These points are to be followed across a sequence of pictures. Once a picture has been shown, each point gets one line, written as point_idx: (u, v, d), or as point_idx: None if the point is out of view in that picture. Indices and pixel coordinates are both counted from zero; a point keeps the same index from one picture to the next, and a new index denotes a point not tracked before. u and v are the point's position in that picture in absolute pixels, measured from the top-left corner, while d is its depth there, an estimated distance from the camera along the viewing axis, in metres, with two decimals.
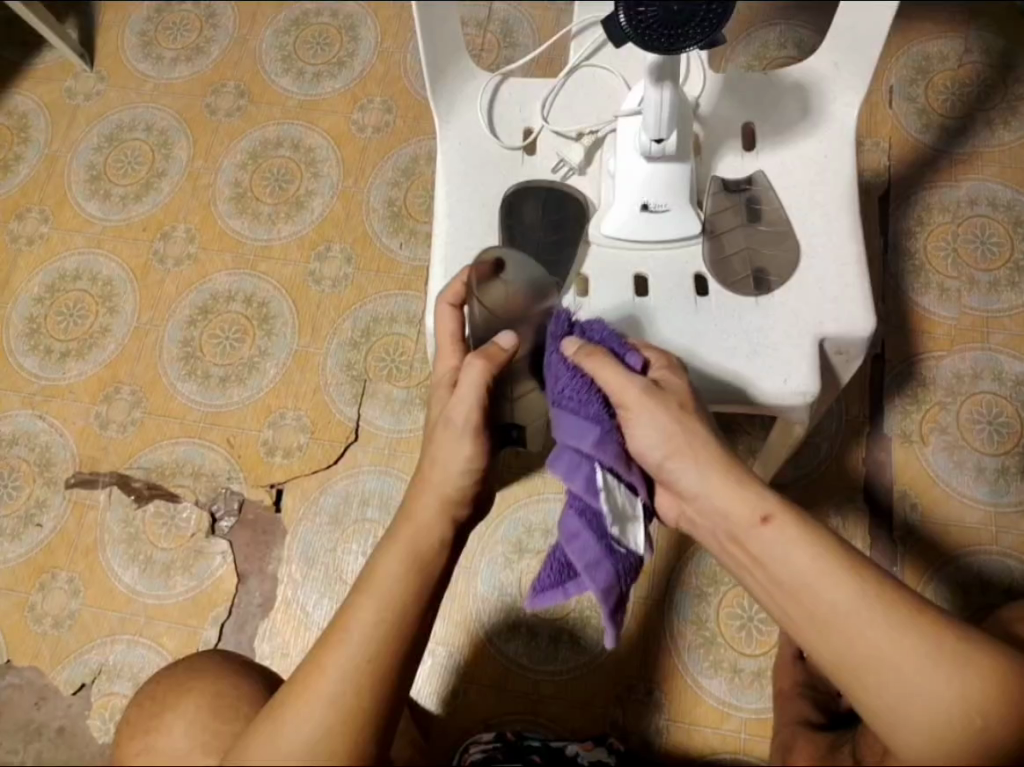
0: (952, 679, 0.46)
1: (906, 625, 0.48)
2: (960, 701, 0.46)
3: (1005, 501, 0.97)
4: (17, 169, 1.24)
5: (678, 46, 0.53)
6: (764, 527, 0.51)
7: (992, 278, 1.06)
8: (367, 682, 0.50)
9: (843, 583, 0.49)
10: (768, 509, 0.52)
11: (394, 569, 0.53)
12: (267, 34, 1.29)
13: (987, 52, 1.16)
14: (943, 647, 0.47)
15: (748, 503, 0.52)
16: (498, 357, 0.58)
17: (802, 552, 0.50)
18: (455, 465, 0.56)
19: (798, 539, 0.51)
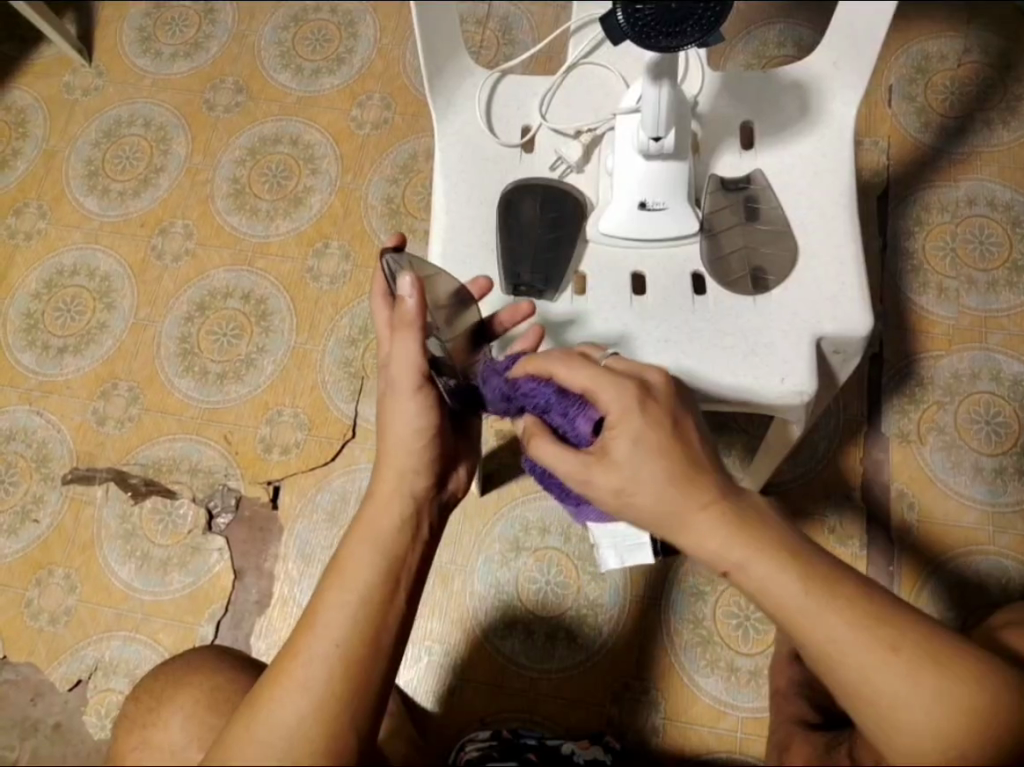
0: (928, 712, 0.45)
1: (882, 660, 0.45)
2: (937, 730, 0.45)
3: (1003, 502, 0.97)
4: (15, 164, 1.24)
5: (676, 44, 0.53)
6: (729, 570, 0.49)
7: (991, 278, 1.06)
8: (341, 664, 0.49)
9: (815, 623, 0.46)
10: (733, 547, 0.48)
11: (362, 554, 0.54)
12: (267, 30, 1.28)
13: (987, 51, 1.16)
14: (920, 677, 0.45)
15: (712, 545, 0.49)
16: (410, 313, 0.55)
17: (772, 592, 0.48)
18: (407, 426, 0.58)
19: (763, 579, 0.48)
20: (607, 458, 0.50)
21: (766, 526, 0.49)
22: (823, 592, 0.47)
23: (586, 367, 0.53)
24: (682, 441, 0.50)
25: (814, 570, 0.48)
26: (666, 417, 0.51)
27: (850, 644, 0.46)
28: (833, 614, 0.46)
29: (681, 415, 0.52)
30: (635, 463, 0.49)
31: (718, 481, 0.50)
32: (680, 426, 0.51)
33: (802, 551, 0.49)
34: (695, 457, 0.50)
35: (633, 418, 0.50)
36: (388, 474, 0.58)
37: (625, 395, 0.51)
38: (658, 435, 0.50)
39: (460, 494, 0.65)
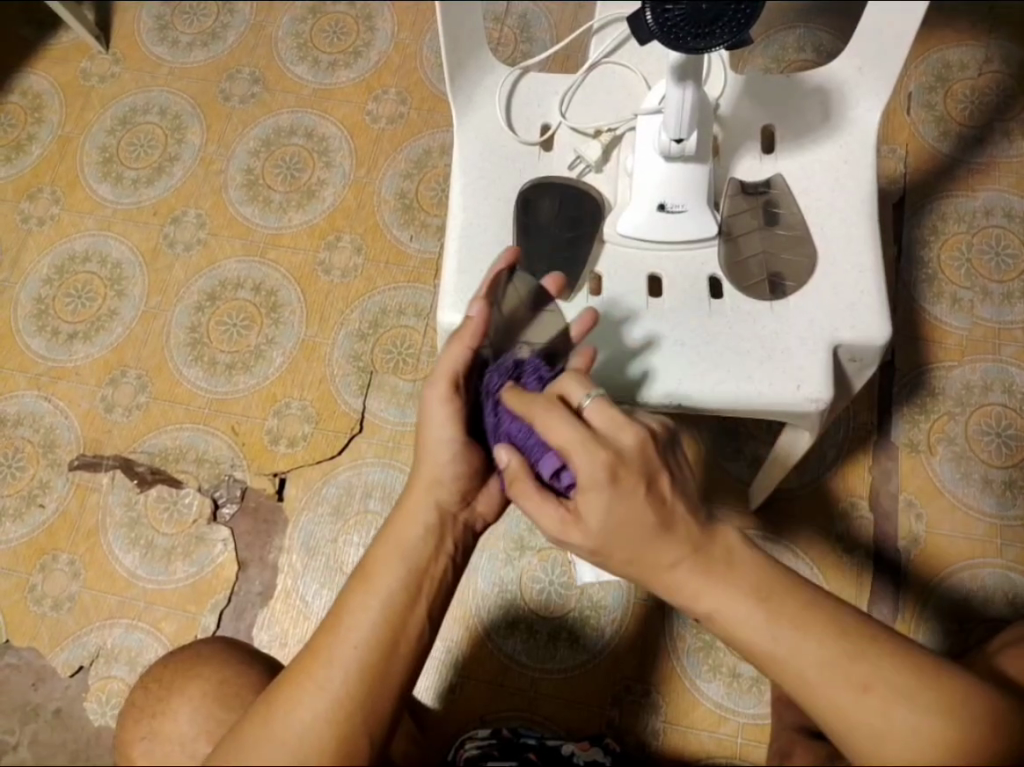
0: (902, 748, 0.44)
1: (857, 698, 0.45)
2: (908, 762, 0.44)
3: (1011, 514, 0.96)
4: (30, 148, 1.24)
5: (705, 46, 0.52)
6: (701, 614, 0.49)
7: (1005, 290, 1.05)
8: (359, 670, 0.49)
9: (785, 659, 0.46)
10: (704, 592, 0.48)
11: (387, 566, 0.53)
12: (285, 21, 1.28)
13: (1008, 62, 1.15)
14: (895, 707, 0.44)
15: (685, 590, 0.49)
16: (470, 327, 0.57)
17: (744, 631, 0.47)
18: (443, 447, 0.57)
19: (731, 620, 0.48)
20: (580, 520, 0.49)
21: (737, 567, 0.48)
22: (794, 628, 0.46)
23: (561, 427, 0.50)
24: (651, 507, 0.48)
25: (787, 603, 0.47)
26: (636, 494, 0.48)
27: (820, 678, 0.45)
28: (804, 650, 0.46)
29: (660, 474, 0.49)
30: (608, 527, 0.48)
31: (690, 532, 0.49)
32: (653, 489, 0.48)
33: (772, 589, 0.48)
34: (665, 515, 0.48)
35: (600, 490, 0.47)
36: (420, 486, 0.57)
37: (593, 468, 0.48)
38: (627, 508, 0.48)
39: (489, 526, 0.62)
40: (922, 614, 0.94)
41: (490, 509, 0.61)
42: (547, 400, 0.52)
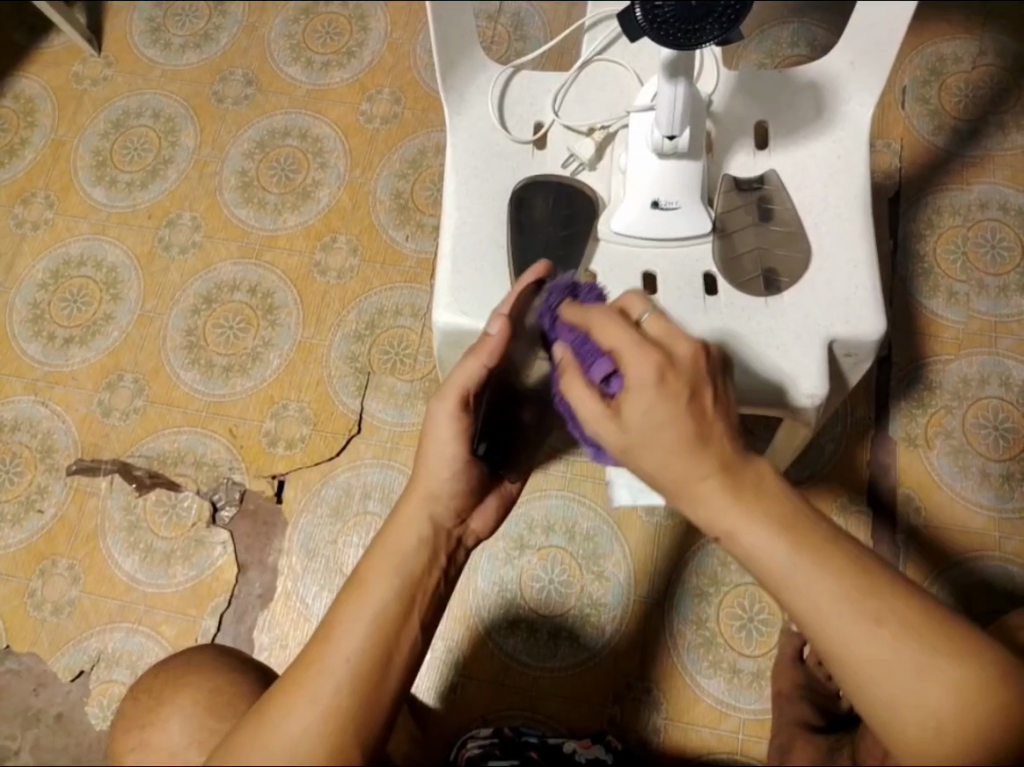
0: (912, 689, 0.44)
1: (869, 633, 0.44)
2: (917, 702, 0.44)
3: (1009, 507, 0.96)
4: (24, 153, 1.24)
5: (695, 42, 0.53)
6: (721, 534, 0.47)
7: (1001, 283, 1.05)
8: (353, 681, 0.49)
9: (803, 592, 0.45)
10: (729, 512, 0.46)
11: (381, 576, 0.53)
12: (277, 22, 1.28)
13: (1002, 54, 1.15)
14: (907, 648, 0.44)
15: (707, 509, 0.47)
16: (489, 345, 0.57)
17: (764, 559, 0.46)
18: (442, 463, 0.57)
19: (755, 548, 0.46)
20: (619, 418, 0.49)
21: (768, 493, 0.47)
22: (817, 561, 0.45)
23: (617, 333, 0.50)
24: (693, 417, 0.47)
25: (809, 535, 0.46)
26: (676, 402, 0.47)
27: (838, 615, 0.44)
28: (824, 585, 0.45)
29: (708, 391, 0.48)
30: (645, 428, 0.47)
31: (724, 449, 0.47)
32: (697, 399, 0.47)
33: (799, 518, 0.46)
34: (704, 426, 0.47)
35: (645, 390, 0.47)
36: (417, 496, 0.57)
37: (645, 369, 0.47)
38: (669, 411, 0.47)
39: (482, 539, 0.63)
40: None
41: (484, 526, 0.62)
42: (609, 310, 0.52)
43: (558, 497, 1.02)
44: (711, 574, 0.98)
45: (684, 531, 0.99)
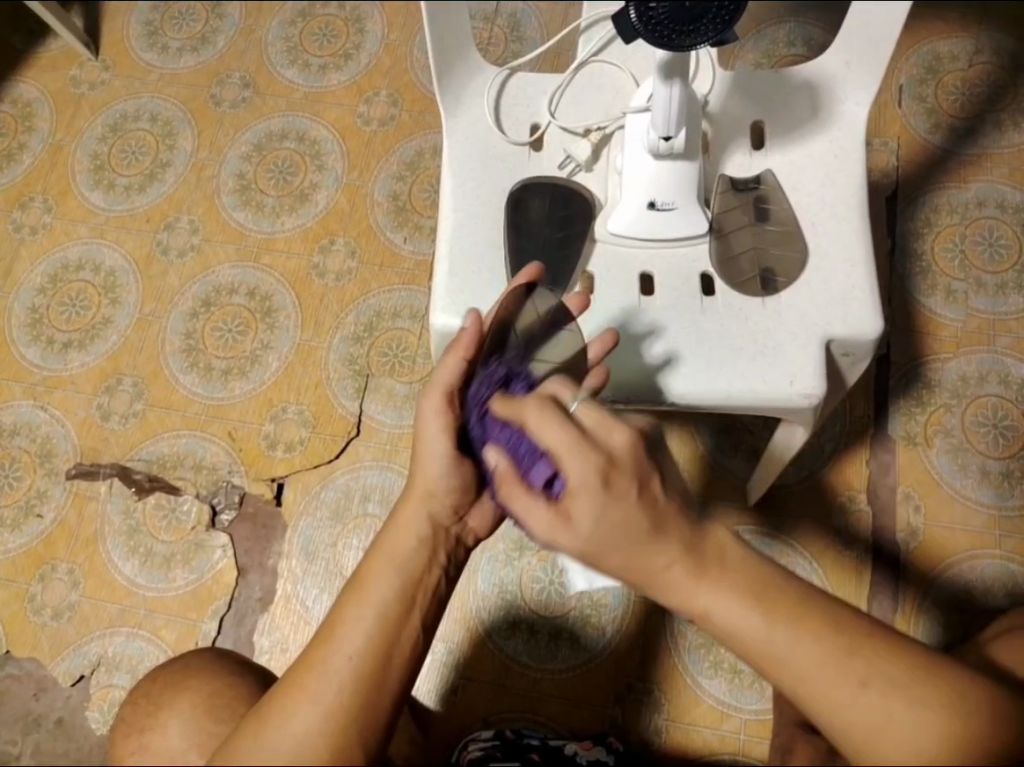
0: (904, 745, 0.43)
1: (852, 694, 0.43)
2: (912, 756, 0.43)
3: (1009, 505, 0.96)
4: (21, 157, 1.24)
5: (690, 43, 0.53)
6: (695, 615, 0.47)
7: (999, 281, 1.05)
8: (354, 681, 0.49)
9: (784, 659, 0.44)
10: (698, 593, 0.46)
11: (381, 576, 0.53)
12: (274, 25, 1.28)
13: (998, 52, 1.15)
14: (896, 703, 0.43)
15: (677, 594, 0.47)
16: (464, 338, 0.57)
17: (740, 633, 0.45)
18: (436, 461, 0.57)
19: (729, 622, 0.45)
20: (569, 523, 0.47)
21: (731, 565, 0.47)
22: (792, 627, 0.44)
23: (554, 431, 0.48)
24: (646, 511, 0.46)
25: (782, 601, 0.45)
26: (628, 500, 0.46)
27: (821, 679, 0.44)
28: (801, 649, 0.44)
29: (650, 476, 0.47)
30: (602, 530, 0.46)
31: (682, 535, 0.47)
32: (645, 492, 0.47)
33: (767, 586, 0.46)
34: (657, 518, 0.46)
35: (594, 493, 0.46)
36: (415, 496, 0.57)
37: (589, 471, 0.46)
38: (622, 511, 0.46)
39: (483, 538, 0.62)
40: (922, 603, 0.94)
41: (482, 526, 0.61)
42: (538, 401, 0.50)
43: None
44: None
45: None
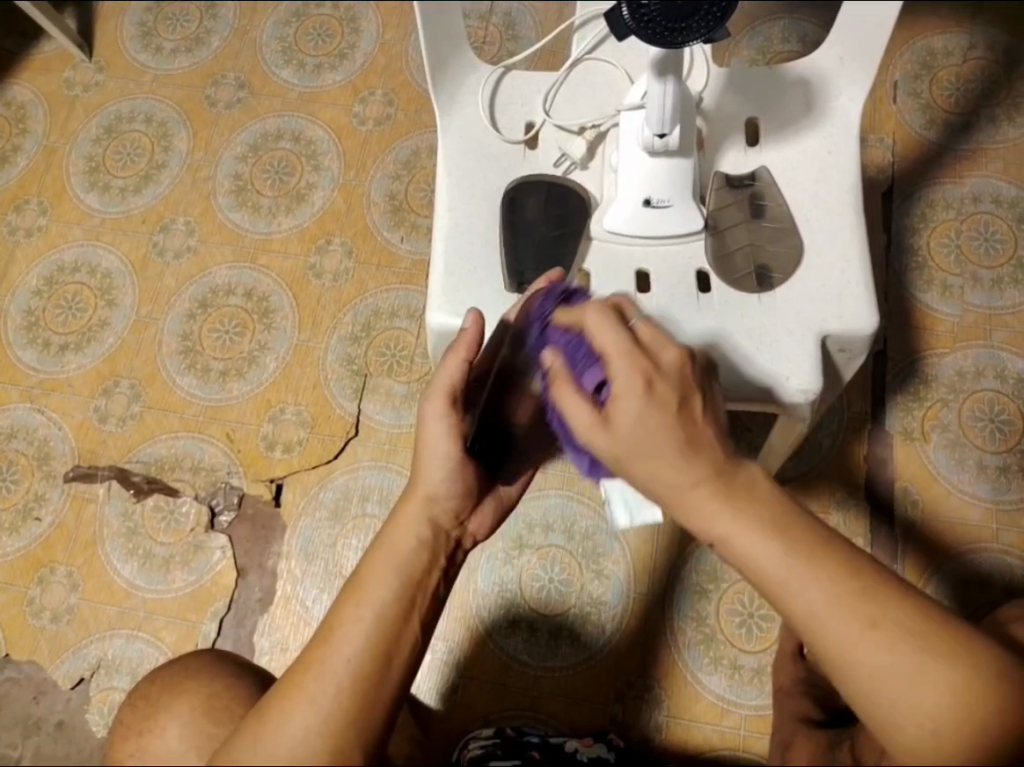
0: (907, 691, 0.43)
1: (862, 636, 0.43)
2: (916, 705, 0.43)
3: (1007, 499, 0.96)
4: (16, 160, 1.23)
5: (682, 41, 0.53)
6: (714, 542, 0.47)
7: (995, 275, 1.05)
8: (353, 682, 0.49)
9: (797, 595, 0.45)
10: (717, 518, 0.46)
11: (381, 577, 0.53)
12: (269, 25, 1.28)
13: (992, 48, 1.15)
14: (905, 651, 0.43)
15: (698, 516, 0.47)
16: (466, 338, 0.58)
17: (757, 560, 0.45)
18: (438, 465, 0.57)
19: (748, 550, 0.46)
20: (609, 424, 0.48)
21: (757, 496, 0.47)
22: (808, 563, 0.45)
23: (610, 333, 0.50)
24: (683, 425, 0.47)
25: (802, 538, 0.46)
26: (662, 408, 0.47)
27: (830, 617, 0.44)
28: (814, 587, 0.44)
29: (691, 397, 0.48)
30: (637, 433, 0.47)
31: (716, 454, 0.47)
32: (686, 406, 0.48)
33: (789, 524, 0.46)
34: (694, 433, 0.47)
35: (636, 397, 0.47)
36: (415, 499, 0.57)
37: (632, 376, 0.48)
38: (660, 418, 0.47)
39: (481, 541, 0.63)
40: (921, 597, 0.94)
41: (480, 528, 0.62)
42: (602, 307, 0.52)
43: (556, 495, 1.02)
44: (711, 571, 0.98)
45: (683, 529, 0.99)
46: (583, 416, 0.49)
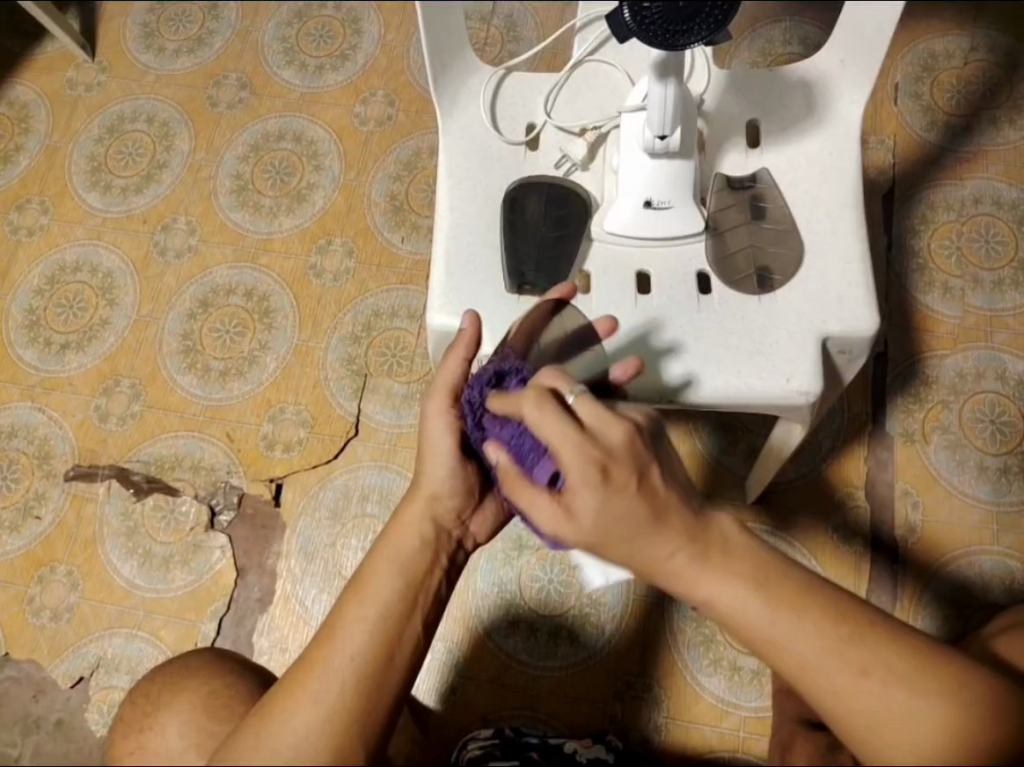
0: (903, 735, 0.43)
1: (854, 682, 0.44)
2: (912, 749, 0.43)
3: (1007, 501, 0.96)
4: (18, 159, 1.24)
5: (682, 43, 0.53)
6: (698, 602, 0.47)
7: (996, 278, 1.05)
8: (355, 679, 0.49)
9: (785, 647, 0.45)
10: (700, 580, 0.46)
11: (383, 575, 0.53)
12: (270, 26, 1.28)
13: (993, 50, 1.15)
14: (897, 694, 0.43)
15: (679, 581, 0.47)
16: (466, 334, 0.59)
17: (744, 619, 0.45)
18: (442, 466, 0.57)
19: (732, 609, 0.45)
20: (571, 517, 0.47)
21: (735, 550, 0.47)
22: (794, 614, 0.45)
23: (552, 426, 0.47)
24: (648, 499, 0.46)
25: (785, 589, 0.45)
26: (629, 493, 0.45)
27: (821, 667, 0.44)
28: (802, 638, 0.44)
29: (650, 469, 0.46)
30: (604, 519, 0.46)
31: (686, 522, 0.46)
32: (645, 483, 0.46)
33: (771, 573, 0.46)
34: (658, 508, 0.46)
35: (594, 489, 0.45)
36: (418, 497, 0.57)
37: (586, 465, 0.46)
38: (622, 505, 0.45)
39: (482, 544, 0.62)
40: (921, 598, 0.94)
41: (482, 530, 0.61)
42: (537, 395, 0.49)
43: None
44: None
45: None
46: (550, 510, 0.48)
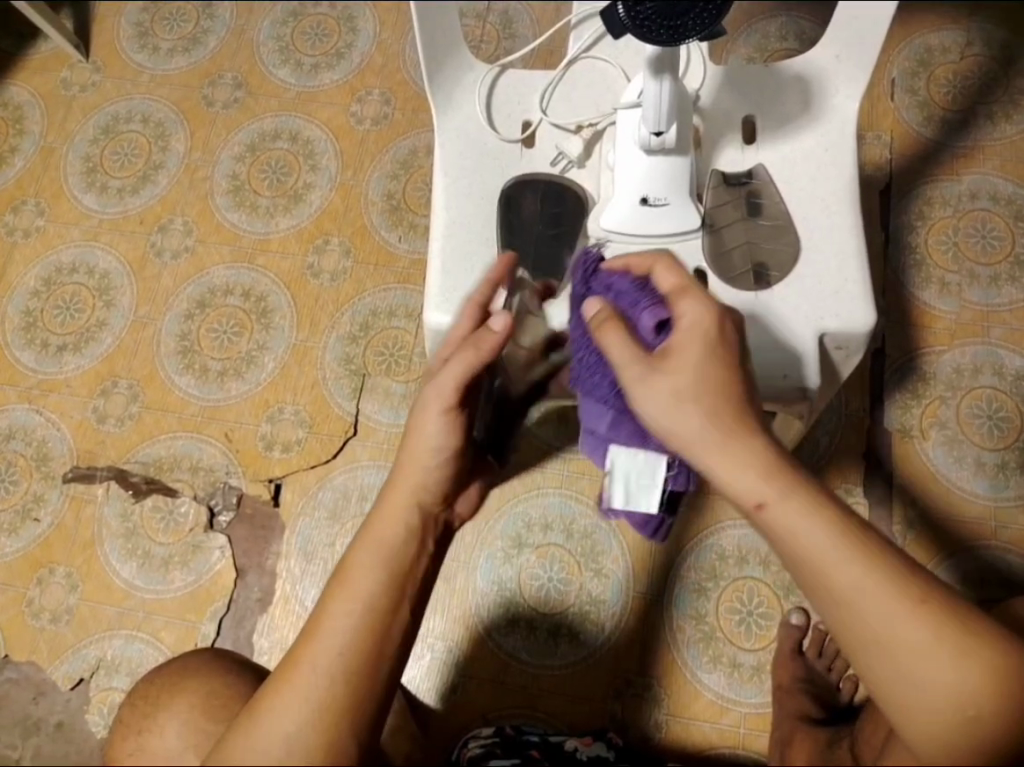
0: (942, 673, 0.45)
1: (902, 615, 0.45)
2: (939, 693, 0.45)
3: (1005, 496, 0.97)
4: (14, 161, 1.23)
5: (678, 39, 0.53)
6: (759, 512, 0.48)
7: (993, 272, 1.05)
8: (343, 677, 0.49)
9: (840, 572, 0.46)
10: (765, 484, 0.47)
11: (368, 566, 0.52)
12: (266, 25, 1.28)
13: (989, 45, 1.15)
14: (936, 634, 0.45)
15: (747, 481, 0.48)
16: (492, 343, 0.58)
17: (804, 535, 0.46)
18: (429, 454, 0.56)
19: (795, 524, 0.47)
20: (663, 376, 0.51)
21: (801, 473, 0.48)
22: (852, 542, 0.46)
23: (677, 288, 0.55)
24: (738, 371, 0.51)
25: (846, 517, 0.47)
26: (725, 350, 0.51)
27: (872, 596, 0.45)
28: (859, 564, 0.46)
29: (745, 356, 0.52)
30: (696, 370, 0.50)
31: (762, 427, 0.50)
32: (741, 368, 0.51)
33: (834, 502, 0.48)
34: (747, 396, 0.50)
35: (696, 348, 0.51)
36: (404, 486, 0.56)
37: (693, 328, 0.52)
38: (719, 369, 0.50)
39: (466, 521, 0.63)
40: None
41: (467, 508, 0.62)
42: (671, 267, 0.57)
43: (555, 493, 1.01)
44: (710, 569, 0.97)
45: (681, 526, 0.99)
46: (635, 362, 0.52)
